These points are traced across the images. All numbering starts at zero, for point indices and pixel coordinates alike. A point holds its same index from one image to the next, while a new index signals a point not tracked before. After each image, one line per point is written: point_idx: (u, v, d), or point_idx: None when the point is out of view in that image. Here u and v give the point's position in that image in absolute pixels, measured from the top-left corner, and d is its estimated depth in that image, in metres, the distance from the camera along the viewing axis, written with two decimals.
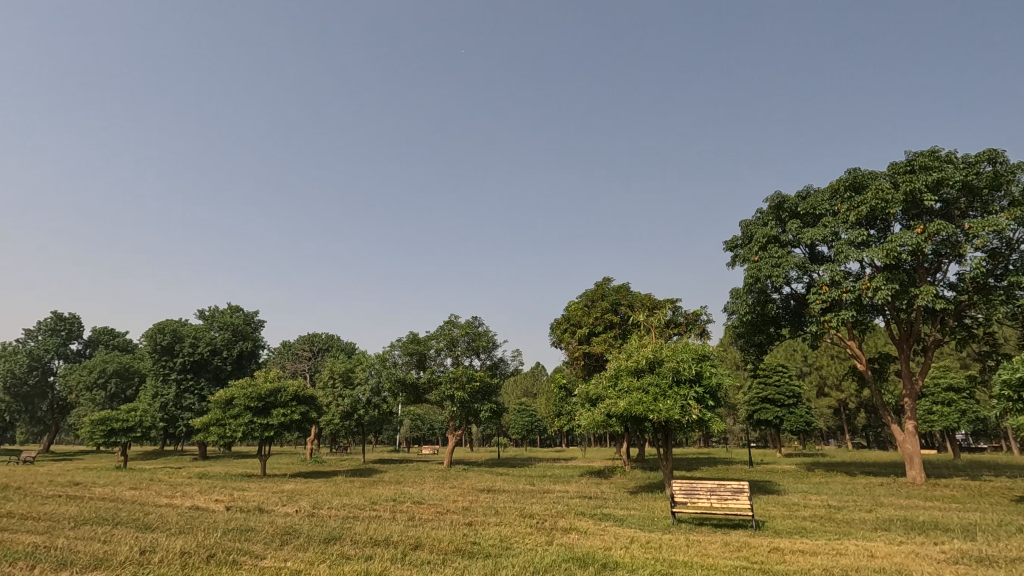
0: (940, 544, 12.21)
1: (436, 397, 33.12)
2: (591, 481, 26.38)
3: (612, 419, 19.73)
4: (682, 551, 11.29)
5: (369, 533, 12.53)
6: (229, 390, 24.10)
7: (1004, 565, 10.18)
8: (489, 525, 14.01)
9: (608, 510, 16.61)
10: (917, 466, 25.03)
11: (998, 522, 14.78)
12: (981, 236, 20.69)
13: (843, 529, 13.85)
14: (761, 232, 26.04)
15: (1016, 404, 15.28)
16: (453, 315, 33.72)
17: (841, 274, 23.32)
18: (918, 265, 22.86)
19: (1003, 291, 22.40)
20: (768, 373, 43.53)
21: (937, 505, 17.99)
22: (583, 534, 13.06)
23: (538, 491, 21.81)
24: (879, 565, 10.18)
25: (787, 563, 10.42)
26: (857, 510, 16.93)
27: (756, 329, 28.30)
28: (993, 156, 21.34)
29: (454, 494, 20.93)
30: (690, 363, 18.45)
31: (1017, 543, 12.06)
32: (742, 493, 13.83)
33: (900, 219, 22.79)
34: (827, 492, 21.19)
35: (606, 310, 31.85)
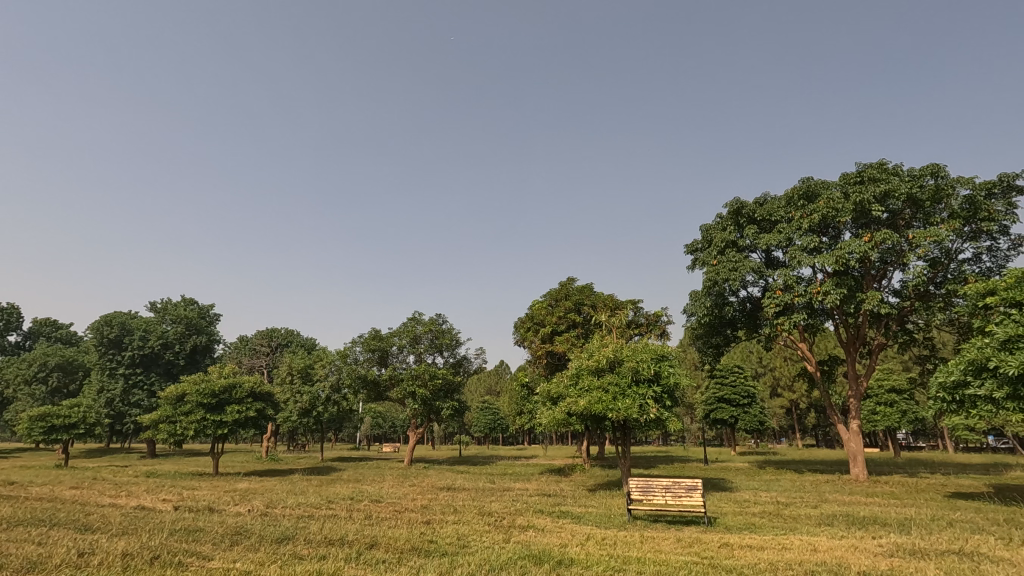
0: (879, 538, 12.82)
1: (397, 395, 32.76)
2: (550, 479, 26.60)
3: (572, 418, 19.96)
4: (635, 548, 11.51)
5: (323, 532, 12.31)
6: (181, 386, 23.26)
7: (933, 557, 10.79)
8: (447, 523, 13.98)
9: (566, 508, 16.77)
10: (861, 463, 26.21)
11: (931, 517, 15.64)
12: (923, 245, 21.80)
13: (789, 524, 14.41)
14: (719, 237, 26.79)
15: (950, 406, 16.22)
16: (416, 311, 33.44)
17: (794, 279, 24.15)
18: (865, 272, 23.88)
19: (942, 298, 23.65)
20: (725, 373, 44.77)
21: (877, 501, 18.91)
22: (540, 531, 13.18)
23: (498, 490, 21.88)
24: (821, 559, 10.61)
25: (736, 558, 10.76)
26: (803, 506, 17.63)
27: (713, 330, 29.06)
28: (936, 170, 22.50)
29: (413, 492, 20.76)
30: (648, 363, 18.81)
31: (947, 537, 12.79)
32: (695, 491, 14.21)
33: (850, 228, 23.77)
34: (776, 489, 21.97)
35: (568, 309, 32.18)
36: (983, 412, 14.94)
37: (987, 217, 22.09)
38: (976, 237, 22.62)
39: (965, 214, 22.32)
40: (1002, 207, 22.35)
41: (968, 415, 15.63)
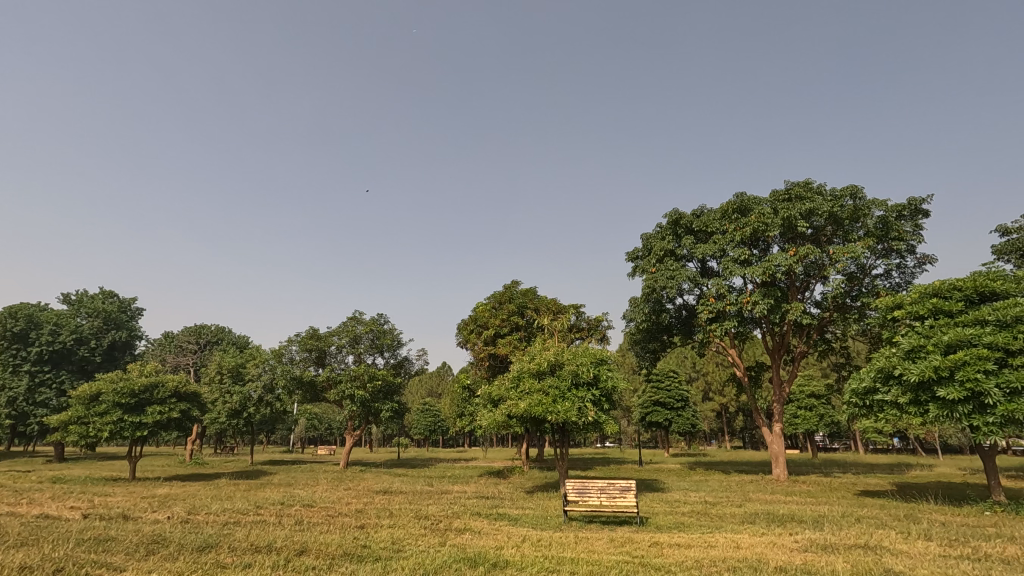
0: (794, 534, 13.66)
1: (335, 396, 31.82)
2: (489, 481, 26.64)
3: (512, 420, 20.03)
4: (570, 548, 11.72)
5: (250, 539, 11.80)
6: (95, 385, 21.63)
7: (842, 551, 11.60)
8: (382, 527, 13.72)
9: (504, 510, 16.83)
10: (782, 464, 27.81)
11: (841, 513, 16.82)
12: (842, 261, 23.43)
13: (715, 523, 15.09)
14: (659, 245, 27.76)
15: (861, 410, 17.44)
16: (356, 310, 32.67)
17: (726, 288, 25.34)
18: (790, 284, 25.36)
19: (857, 310, 25.47)
20: (661, 377, 46.31)
21: (795, 499, 20.13)
22: (476, 534, 13.18)
23: (435, 493, 21.66)
24: (742, 555, 11.19)
25: (664, 556, 11.16)
26: (729, 506, 18.51)
27: (650, 336, 30.01)
28: (854, 192, 24.27)
29: (348, 496, 20.22)
30: (588, 367, 19.21)
31: (854, 532, 13.80)
32: (629, 491, 14.65)
33: (778, 242, 25.23)
34: (705, 489, 22.93)
35: (512, 312, 32.37)
36: (888, 416, 16.21)
37: (897, 236, 24.07)
38: (888, 254, 24.55)
39: (878, 234, 24.20)
40: (910, 228, 24.38)
41: (876, 419, 16.92)
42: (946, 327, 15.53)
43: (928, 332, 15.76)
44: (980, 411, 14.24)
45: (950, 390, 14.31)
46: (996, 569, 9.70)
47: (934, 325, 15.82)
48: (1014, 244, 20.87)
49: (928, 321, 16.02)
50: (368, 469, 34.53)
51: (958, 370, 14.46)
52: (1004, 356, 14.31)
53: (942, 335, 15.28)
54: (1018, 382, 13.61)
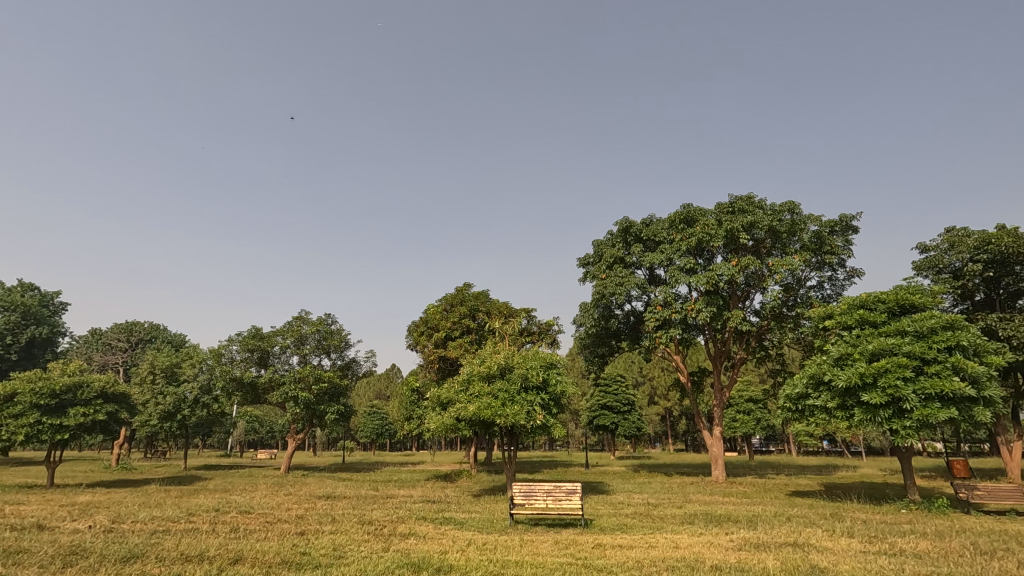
0: (730, 533, 14.24)
1: (277, 398, 30.74)
2: (436, 485, 26.37)
3: (461, 423, 19.89)
4: (515, 551, 11.78)
5: (180, 548, 11.22)
6: (10, 385, 20.04)
7: (772, 549, 12.18)
8: (323, 533, 13.36)
9: (449, 514, 16.72)
10: (721, 466, 28.88)
11: (773, 513, 17.65)
12: (780, 272, 24.67)
13: (656, 524, 15.52)
14: (609, 252, 28.38)
15: (794, 414, 18.36)
16: (302, 310, 31.70)
17: (672, 296, 26.16)
18: (732, 293, 26.45)
19: (792, 319, 26.84)
20: (608, 382, 47.21)
21: (732, 500, 20.98)
22: (421, 539, 13.04)
23: (380, 497, 21.25)
24: (680, 555, 11.56)
25: (606, 557, 11.38)
26: (670, 507, 19.08)
27: (599, 340, 30.56)
28: (792, 207, 25.61)
29: (288, 501, 19.55)
30: (538, 371, 19.40)
31: (785, 531, 14.52)
32: (575, 494, 14.87)
33: (721, 252, 26.29)
34: (648, 491, 23.55)
35: (463, 315, 32.28)
36: (818, 420, 17.16)
37: (829, 251, 25.58)
38: (821, 267, 26.03)
39: (813, 248, 25.63)
40: (842, 243, 25.96)
41: (807, 423, 17.87)
42: (871, 336, 16.60)
43: (855, 340, 16.80)
44: (898, 415, 15.33)
45: (874, 395, 15.34)
46: (908, 563, 10.44)
47: (860, 334, 16.91)
48: (931, 260, 22.51)
49: (855, 331, 17.08)
50: (311, 474, 33.50)
51: (880, 377, 15.53)
52: (919, 364, 15.48)
53: (868, 344, 16.33)
54: (932, 388, 14.75)
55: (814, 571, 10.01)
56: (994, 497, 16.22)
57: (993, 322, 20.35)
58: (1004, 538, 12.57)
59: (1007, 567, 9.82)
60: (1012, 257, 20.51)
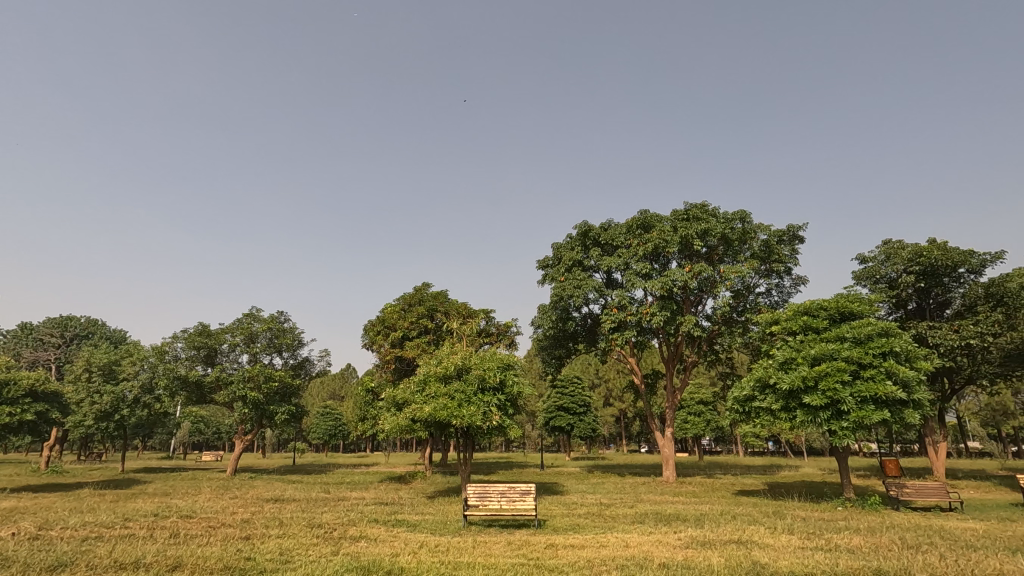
0: (678, 532, 14.62)
1: (224, 398, 29.63)
2: (390, 487, 26.02)
3: (416, 424, 19.67)
4: (467, 553, 11.76)
5: (114, 556, 10.66)
6: None
7: (718, 547, 12.57)
8: (270, 537, 12.97)
9: (402, 516, 16.48)
10: (672, 467, 29.56)
11: (720, 512, 18.23)
12: (730, 279, 25.55)
13: (608, 523, 15.77)
14: (567, 255, 28.69)
15: (741, 416, 18.99)
16: (252, 307, 30.68)
17: (628, 300, 26.68)
18: (686, 298, 27.16)
19: (741, 324, 27.79)
20: (565, 383, 47.64)
21: (681, 499, 21.55)
22: (372, 542, 12.84)
23: (331, 500, 20.76)
24: (630, 554, 11.79)
25: (558, 557, 11.49)
26: (622, 507, 19.42)
27: (557, 342, 30.81)
28: (743, 216, 26.54)
29: (233, 505, 18.85)
30: (494, 372, 19.38)
31: (730, 529, 15.02)
32: (529, 495, 14.95)
33: (676, 258, 26.97)
34: (601, 491, 23.91)
35: (421, 315, 31.96)
36: (763, 421, 17.83)
37: (777, 259, 26.63)
38: (769, 274, 27.07)
39: (762, 256, 26.64)
40: (789, 252, 27.07)
41: (753, 424, 18.52)
42: (813, 341, 17.38)
43: (799, 345, 17.56)
44: (836, 417, 16.12)
45: (814, 398, 16.09)
46: (841, 558, 10.99)
47: (803, 340, 17.68)
48: (870, 270, 23.64)
49: (798, 336, 17.84)
50: (258, 475, 32.42)
51: (821, 380, 16.32)
52: (856, 368, 16.31)
53: (810, 348, 17.09)
54: (867, 391, 15.59)
55: (756, 567, 10.40)
56: (921, 494, 17.29)
57: (923, 330, 21.65)
58: (927, 532, 13.41)
59: (930, 559, 10.45)
60: (941, 268, 21.93)
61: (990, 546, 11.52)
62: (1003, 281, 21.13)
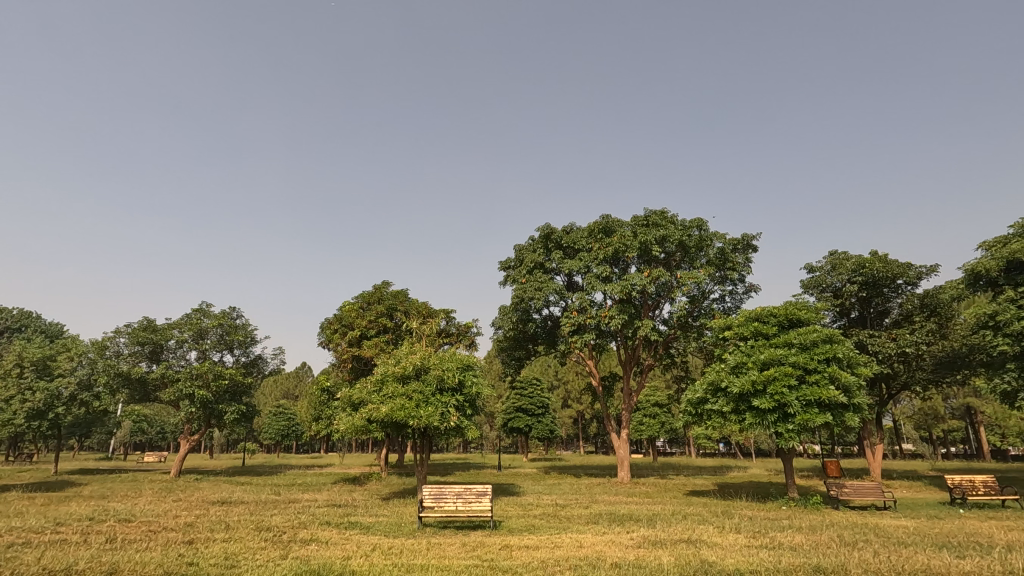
0: (631, 532, 14.88)
1: (169, 396, 28.31)
2: (343, 488, 25.52)
3: (373, 424, 19.37)
4: (421, 555, 11.62)
5: (42, 563, 10.02)
6: None
7: (669, 546, 12.85)
8: (214, 542, 12.48)
9: (356, 519, 16.18)
10: (626, 468, 30.03)
11: (671, 511, 18.65)
12: (687, 285, 26.21)
13: (563, 524, 15.90)
14: (529, 257, 28.80)
15: (694, 418, 19.49)
16: (202, 302, 29.53)
17: (588, 302, 26.99)
18: (644, 302, 27.67)
19: (696, 329, 28.50)
20: (525, 384, 47.71)
21: (635, 500, 21.91)
22: (323, 545, 12.53)
23: (282, 502, 20.13)
24: (583, 554, 11.92)
25: (512, 558, 11.50)
26: (577, 507, 19.64)
27: (516, 344, 30.82)
28: (700, 224, 27.27)
29: (176, 508, 18.06)
30: (453, 372, 19.23)
31: (680, 528, 15.41)
32: (485, 496, 14.90)
33: (636, 263, 27.47)
34: (557, 492, 24.08)
35: (380, 314, 31.49)
36: (714, 423, 18.35)
37: (731, 266, 27.49)
38: (724, 281, 27.88)
39: (717, 263, 27.43)
40: (742, 260, 27.96)
41: (705, 426, 19.04)
42: (763, 347, 17.98)
43: (750, 350, 18.14)
44: (783, 419, 16.76)
45: (763, 401, 16.70)
46: (784, 555, 11.42)
47: (754, 345, 18.28)
48: (817, 280, 24.72)
49: (749, 341, 18.44)
50: (205, 475, 32.21)
51: (769, 384, 16.91)
52: (802, 373, 16.99)
53: (760, 353, 17.70)
54: (811, 395, 16.26)
55: (704, 565, 10.67)
56: (858, 493, 18.14)
57: (865, 337, 22.75)
58: (863, 530, 14.10)
59: (865, 556, 10.98)
60: (882, 279, 23.10)
61: (920, 542, 12.18)
62: (936, 292, 22.61)
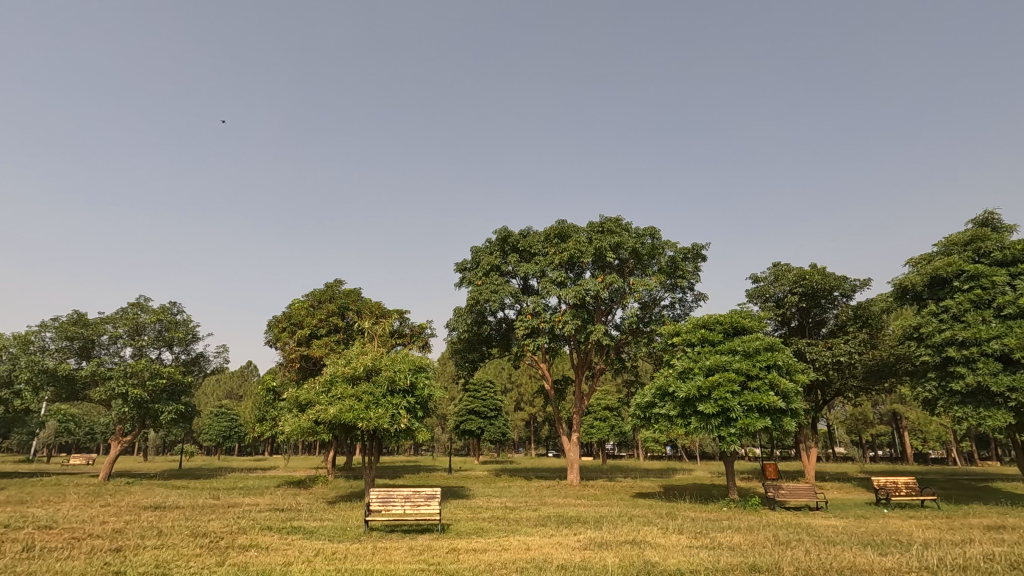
0: (578, 533, 15.07)
1: (100, 395, 26.70)
2: (287, 492, 24.72)
3: (320, 426, 18.92)
4: (366, 560, 11.40)
5: None
6: None
7: (614, 547, 13.10)
8: (145, 549, 11.85)
9: (299, 523, 15.73)
10: (576, 470, 30.36)
11: (617, 513, 19.00)
12: (639, 292, 26.82)
13: (511, 527, 15.93)
14: (486, 260, 28.82)
15: (642, 422, 19.96)
16: (140, 296, 28.05)
17: (542, 307, 27.22)
18: (597, 307, 28.13)
19: (647, 335, 29.18)
20: (478, 387, 47.65)
21: (583, 502, 22.22)
22: (263, 551, 12.11)
23: (221, 506, 19.32)
24: (530, 557, 11.99)
25: (459, 562, 11.44)
26: (526, 510, 19.73)
27: (470, 346, 30.71)
28: (653, 232, 27.97)
29: (104, 513, 17.03)
30: (405, 373, 18.92)
31: (625, 529, 15.75)
32: (433, 499, 14.76)
33: (590, 268, 27.90)
34: (507, 495, 24.12)
35: (331, 313, 30.74)
36: (661, 426, 18.86)
37: (681, 274, 28.36)
38: (674, 289, 28.69)
39: (668, 271, 28.22)
40: (692, 269, 28.85)
41: (652, 429, 19.54)
42: (709, 353, 18.62)
43: (696, 357, 18.74)
44: (726, 424, 17.38)
45: (707, 406, 17.28)
46: (723, 555, 11.84)
47: (700, 351, 18.89)
48: (761, 290, 25.83)
49: (696, 348, 19.06)
50: (138, 476, 33.29)
51: (713, 390, 17.52)
52: (745, 380, 17.67)
53: (706, 360, 18.32)
54: (752, 401, 16.95)
55: (647, 566, 10.93)
56: (793, 495, 18.98)
57: (803, 346, 23.94)
58: (796, 530, 14.78)
59: (797, 554, 11.53)
60: (820, 291, 24.35)
61: (847, 541, 12.90)
62: (868, 304, 24.02)
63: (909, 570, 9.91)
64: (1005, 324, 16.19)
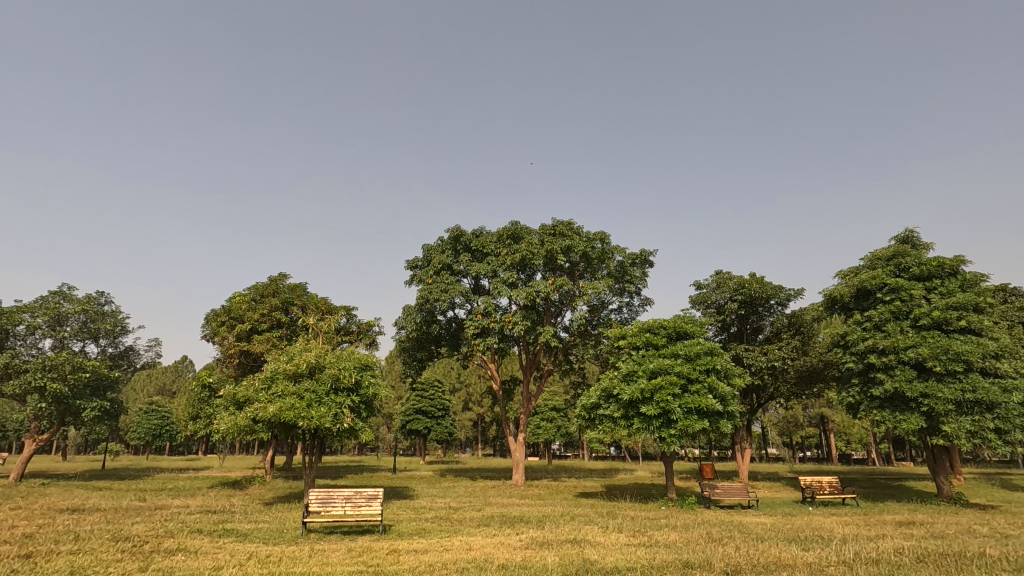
0: (521, 533, 15.19)
1: (13, 390, 24.69)
2: (221, 493, 23.64)
3: (258, 425, 18.23)
4: (302, 562, 11.09)
5: None
6: None
7: (554, 546, 13.28)
8: (60, 554, 11.11)
9: (231, 526, 15.07)
10: (521, 471, 30.52)
11: (559, 513, 19.29)
12: (588, 295, 27.29)
13: (455, 527, 15.88)
14: (437, 258, 28.58)
15: (587, 422, 20.32)
16: (62, 284, 26.27)
17: (493, 307, 27.23)
18: (547, 309, 28.40)
19: (594, 337, 29.70)
20: (426, 386, 47.19)
21: (526, 502, 22.43)
22: (191, 555, 11.58)
23: (147, 508, 18.27)
24: (472, 556, 12.01)
25: (399, 563, 11.33)
26: (470, 510, 19.70)
27: (419, 345, 30.33)
28: (603, 237, 28.53)
29: (14, 517, 15.80)
30: (350, 372, 18.46)
31: (566, 529, 16.02)
32: (375, 499, 14.50)
33: (541, 270, 28.10)
34: (451, 495, 23.98)
35: (275, 307, 29.66)
36: (605, 427, 19.27)
37: (629, 279, 29.06)
38: (622, 293, 29.35)
39: (616, 275, 28.88)
40: (639, 274, 29.60)
41: (596, 430, 19.93)
42: (653, 357, 19.13)
43: (640, 360, 19.22)
44: (666, 425, 17.95)
45: (649, 408, 17.79)
46: (658, 552, 12.25)
47: (645, 354, 19.40)
48: (703, 296, 26.80)
49: (640, 351, 19.58)
50: (57, 476, 31.47)
51: (656, 393, 18.05)
52: (685, 383, 18.30)
53: (650, 363, 18.83)
54: (692, 403, 17.55)
55: (586, 564, 11.12)
56: (727, 494, 19.81)
57: (741, 351, 24.99)
58: (728, 527, 15.48)
59: (727, 551, 12.06)
60: (758, 298, 25.50)
61: (774, 537, 13.58)
62: (801, 313, 25.38)
63: (827, 564, 10.52)
64: (920, 334, 17.48)
